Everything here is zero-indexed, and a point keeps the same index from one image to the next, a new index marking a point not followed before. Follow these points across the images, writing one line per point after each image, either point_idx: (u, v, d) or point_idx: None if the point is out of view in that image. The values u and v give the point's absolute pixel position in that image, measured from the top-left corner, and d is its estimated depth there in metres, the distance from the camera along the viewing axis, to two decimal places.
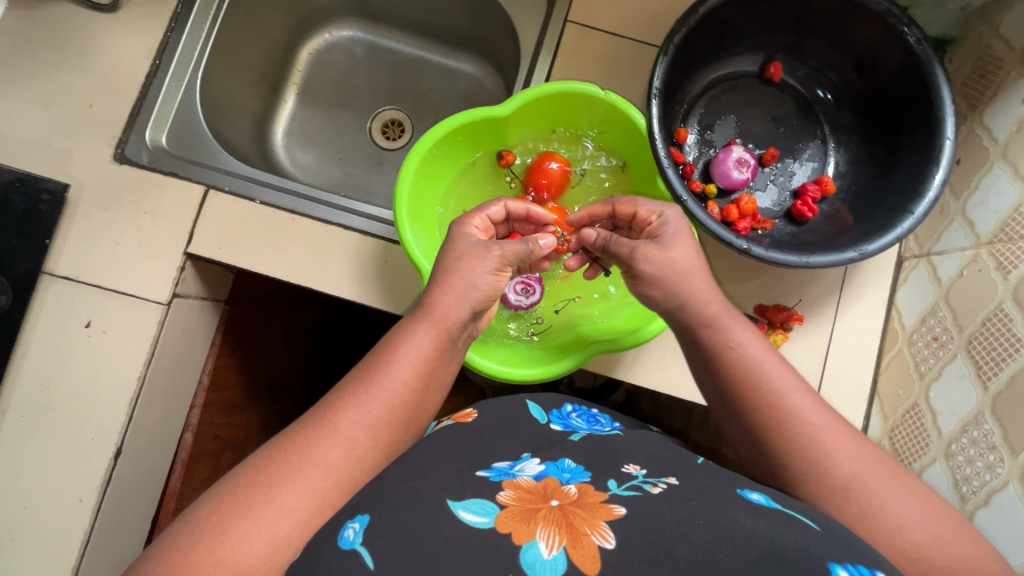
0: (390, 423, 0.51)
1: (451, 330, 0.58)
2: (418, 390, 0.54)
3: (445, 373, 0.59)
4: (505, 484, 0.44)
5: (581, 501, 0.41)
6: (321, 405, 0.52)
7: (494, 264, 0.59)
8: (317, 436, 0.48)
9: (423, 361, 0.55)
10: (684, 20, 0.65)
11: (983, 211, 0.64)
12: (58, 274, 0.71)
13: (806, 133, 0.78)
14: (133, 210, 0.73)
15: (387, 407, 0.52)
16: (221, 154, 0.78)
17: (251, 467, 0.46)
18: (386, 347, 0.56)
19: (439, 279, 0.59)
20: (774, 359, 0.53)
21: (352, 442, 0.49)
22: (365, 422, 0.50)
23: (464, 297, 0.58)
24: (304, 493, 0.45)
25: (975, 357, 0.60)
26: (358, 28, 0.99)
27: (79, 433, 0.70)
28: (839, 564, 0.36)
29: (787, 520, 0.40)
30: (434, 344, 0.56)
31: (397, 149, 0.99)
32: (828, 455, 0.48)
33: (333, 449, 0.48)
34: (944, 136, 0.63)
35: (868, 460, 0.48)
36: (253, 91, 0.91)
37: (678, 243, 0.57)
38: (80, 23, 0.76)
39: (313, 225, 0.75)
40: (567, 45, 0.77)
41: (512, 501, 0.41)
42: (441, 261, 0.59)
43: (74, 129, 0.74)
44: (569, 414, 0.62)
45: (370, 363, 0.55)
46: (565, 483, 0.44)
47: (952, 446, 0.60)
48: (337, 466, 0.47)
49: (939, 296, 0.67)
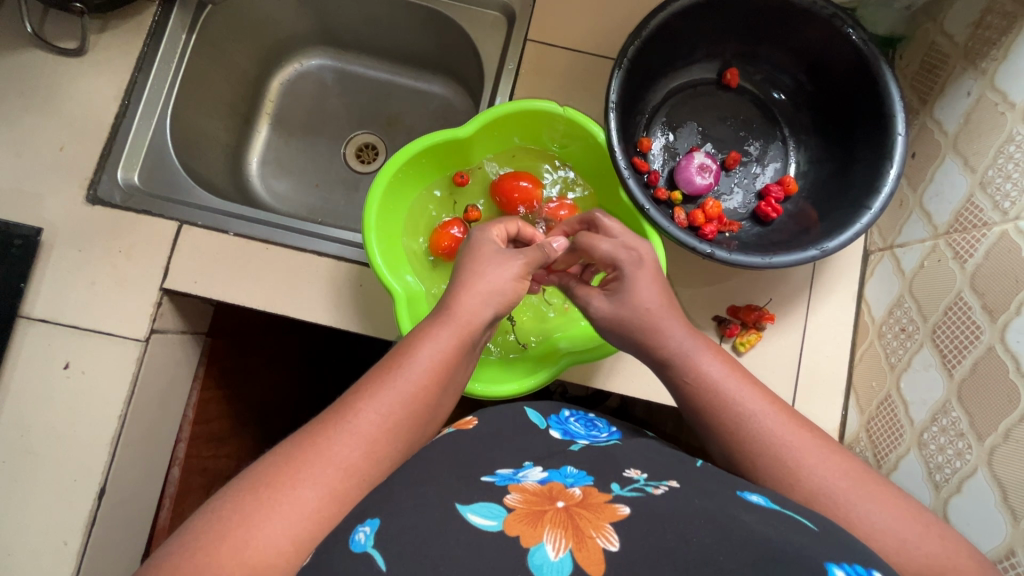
0: (410, 425, 0.50)
1: (473, 332, 0.56)
2: (435, 393, 0.52)
3: (460, 375, 0.57)
4: (511, 488, 0.44)
5: (586, 502, 0.42)
6: (339, 403, 0.49)
7: (518, 269, 0.60)
8: (338, 435, 0.46)
9: (446, 360, 0.54)
10: (636, 33, 0.66)
11: (939, 203, 0.65)
12: (34, 317, 0.71)
13: (767, 135, 0.79)
14: (107, 250, 0.74)
15: (407, 410, 0.50)
16: (195, 188, 0.79)
17: (275, 462, 0.44)
18: (408, 344, 0.54)
19: (463, 281, 0.59)
20: (739, 380, 0.53)
21: (372, 443, 0.47)
22: (385, 422, 0.48)
23: (490, 300, 0.58)
24: (324, 491, 0.43)
25: (939, 346, 0.61)
26: (327, 56, 1.01)
27: (64, 472, 0.70)
28: (833, 563, 0.36)
29: (778, 518, 0.40)
30: (456, 345, 0.55)
31: (373, 171, 1.00)
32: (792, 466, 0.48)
33: (353, 448, 0.46)
34: (895, 132, 0.65)
35: (827, 465, 0.48)
36: (224, 124, 0.92)
37: (635, 290, 0.59)
38: (47, 69, 0.77)
39: (288, 252, 0.76)
40: (528, 63, 0.79)
41: (520, 505, 0.41)
42: (464, 264, 0.60)
43: (45, 174, 0.74)
44: (567, 419, 0.63)
45: (390, 363, 0.52)
46: (570, 486, 0.44)
47: (924, 435, 0.61)
48: (356, 464, 0.45)
49: (903, 289, 0.68)
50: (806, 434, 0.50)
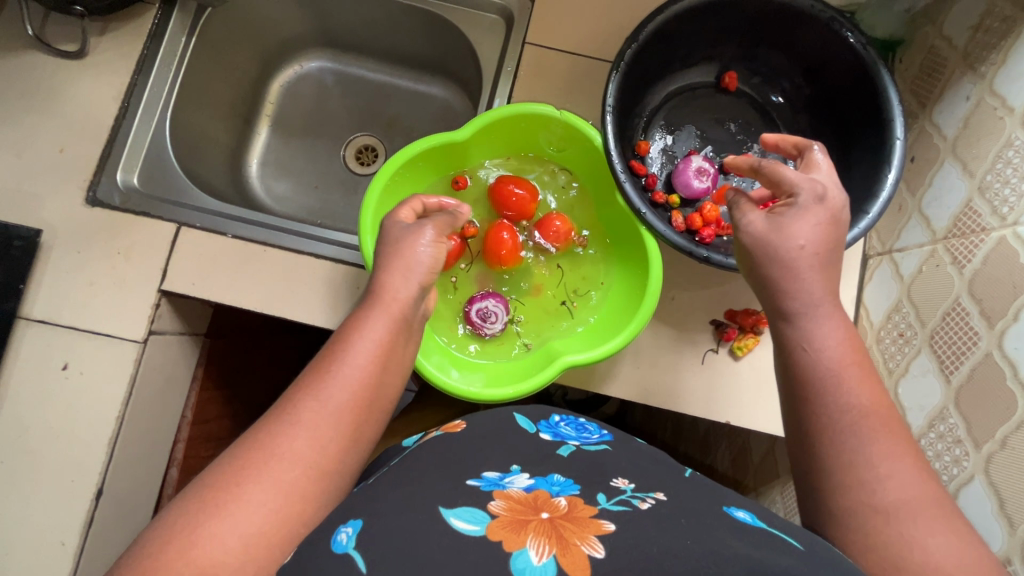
0: (354, 411, 0.50)
1: (404, 311, 0.57)
2: (376, 375, 0.53)
3: (403, 359, 0.58)
4: (495, 495, 0.44)
5: (571, 514, 0.41)
6: (282, 401, 0.50)
7: (431, 236, 0.60)
8: (277, 430, 0.47)
9: (382, 344, 0.54)
10: (633, 36, 0.66)
11: (938, 208, 0.65)
12: (34, 318, 0.72)
13: (765, 138, 0.79)
14: (106, 251, 0.74)
15: (350, 396, 0.50)
16: (194, 190, 0.79)
17: (220, 465, 0.45)
18: (343, 336, 0.54)
19: (382, 263, 0.59)
20: (854, 364, 0.49)
21: (315, 432, 0.47)
22: (327, 411, 0.49)
23: (410, 275, 0.58)
24: (272, 486, 0.44)
25: (937, 351, 0.61)
26: (327, 58, 1.01)
27: (62, 472, 0.70)
28: None
29: (765, 538, 0.41)
30: (390, 329, 0.55)
31: (372, 173, 1.01)
32: (871, 462, 0.45)
33: (298, 439, 0.46)
34: (893, 136, 0.65)
35: (908, 482, 0.44)
36: (224, 126, 0.93)
37: (802, 223, 0.53)
38: (48, 71, 0.77)
39: (286, 254, 0.76)
40: (526, 66, 0.79)
41: (503, 512, 0.41)
42: (382, 249, 0.60)
43: (45, 175, 0.75)
44: (557, 424, 0.61)
45: (325, 356, 0.53)
46: (555, 496, 0.44)
47: (921, 441, 0.60)
48: (302, 454, 0.46)
49: (902, 294, 0.68)
50: (900, 448, 0.46)
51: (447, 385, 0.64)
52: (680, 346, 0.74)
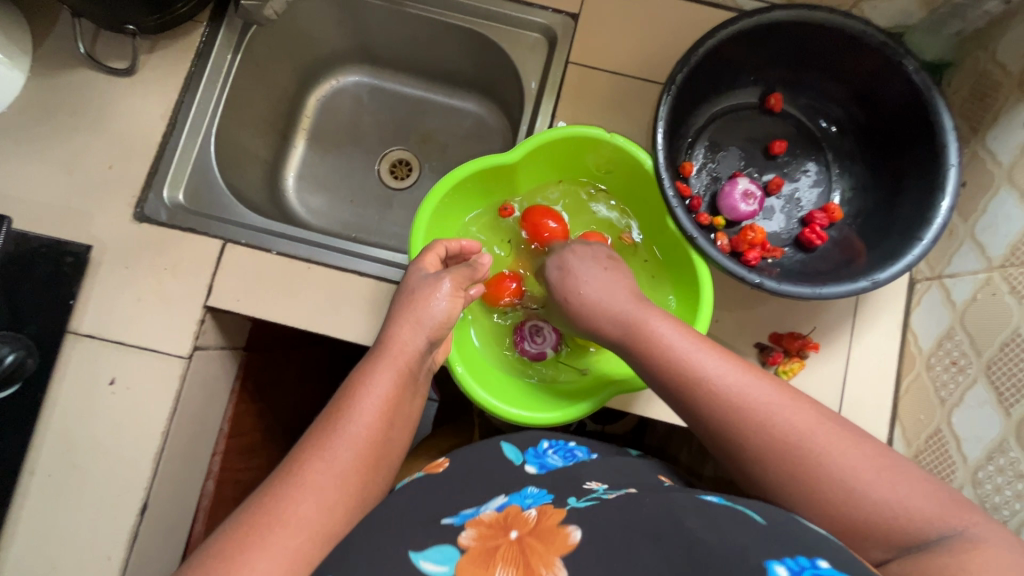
0: (360, 469, 0.48)
1: (411, 363, 0.58)
2: (383, 430, 0.52)
3: (406, 414, 0.57)
4: (467, 526, 0.43)
5: (538, 529, 0.41)
6: (284, 464, 0.47)
7: (449, 288, 0.61)
8: (285, 493, 0.44)
9: (389, 398, 0.54)
10: (685, 60, 0.66)
11: (993, 235, 0.64)
12: (82, 333, 0.72)
13: (810, 159, 0.78)
14: (152, 267, 0.75)
15: (355, 453, 0.49)
16: (238, 207, 0.80)
17: (219, 539, 0.41)
18: (347, 393, 0.54)
19: (394, 316, 0.60)
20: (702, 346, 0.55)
21: (321, 493, 0.45)
22: (333, 470, 0.47)
23: (420, 326, 0.59)
24: (276, 555, 0.41)
25: (995, 382, 0.60)
26: (364, 73, 1.01)
27: (107, 487, 0.70)
28: (775, 561, 0.35)
29: (729, 515, 0.40)
30: (397, 382, 0.55)
31: (406, 188, 1.01)
32: (766, 417, 0.48)
33: (302, 503, 0.44)
34: (948, 161, 0.64)
35: (800, 412, 0.48)
36: (262, 141, 0.93)
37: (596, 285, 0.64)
38: (97, 87, 0.78)
39: (329, 271, 0.76)
40: (570, 86, 0.79)
41: (473, 543, 0.41)
42: (398, 300, 0.61)
43: (93, 193, 0.75)
44: (545, 452, 0.61)
45: (331, 412, 0.52)
46: (525, 510, 0.45)
47: (979, 473, 0.59)
48: (308, 519, 0.43)
49: (954, 321, 0.67)
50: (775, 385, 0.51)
51: (500, 407, 0.65)
52: None
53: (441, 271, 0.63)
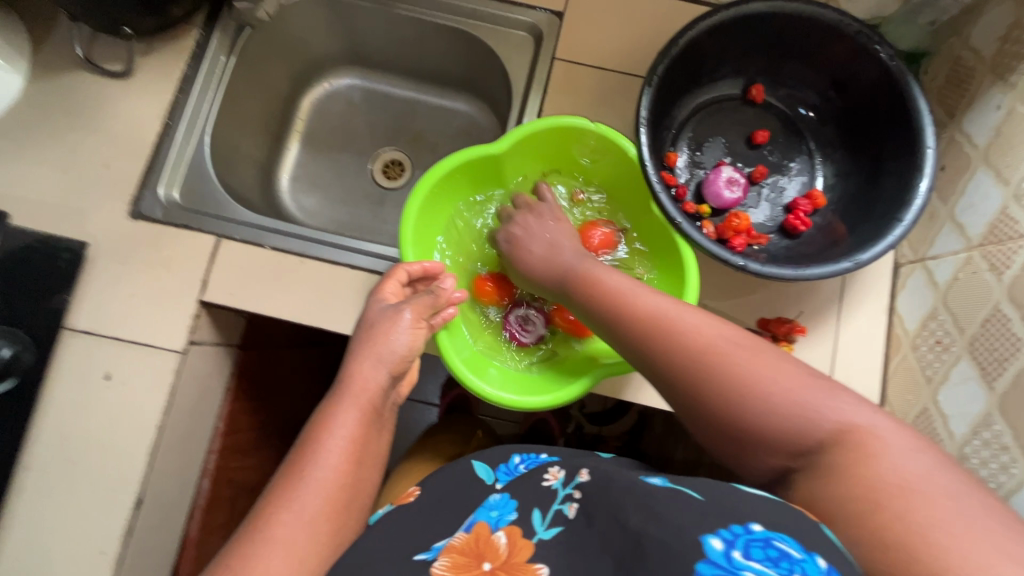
0: (329, 514, 0.51)
1: (373, 399, 0.59)
2: (350, 471, 0.54)
3: (376, 447, 0.59)
4: (440, 555, 0.46)
5: (509, 561, 0.44)
6: (253, 517, 0.50)
7: (410, 321, 0.62)
8: (253, 551, 0.47)
9: (353, 438, 0.55)
10: (666, 51, 0.67)
11: (972, 215, 0.65)
12: (77, 329, 0.73)
13: (793, 149, 0.80)
14: (147, 263, 0.76)
15: (323, 499, 0.51)
16: (231, 204, 0.81)
17: None
18: (310, 436, 0.55)
19: (355, 352, 0.61)
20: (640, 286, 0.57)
21: (292, 546, 0.48)
22: (301, 521, 0.49)
23: (380, 361, 0.60)
24: None
25: (978, 358, 0.61)
26: (356, 75, 1.03)
27: (102, 481, 0.71)
28: (711, 534, 0.38)
29: (666, 495, 0.42)
30: (359, 421, 0.56)
31: (398, 188, 1.02)
32: (693, 343, 0.49)
33: (273, 559, 0.46)
34: (926, 145, 0.65)
35: (728, 334, 0.49)
36: (256, 141, 0.95)
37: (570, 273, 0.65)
38: (93, 89, 0.79)
39: (322, 265, 0.77)
40: (556, 81, 0.81)
41: (447, 571, 0.44)
42: (357, 337, 0.62)
43: (89, 191, 0.77)
44: (516, 466, 0.61)
45: (296, 459, 0.53)
46: (495, 532, 0.48)
47: (966, 448, 0.60)
48: (278, 575, 0.46)
49: (937, 301, 0.68)
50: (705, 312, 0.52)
51: (490, 392, 0.65)
52: None
53: (403, 304, 0.64)
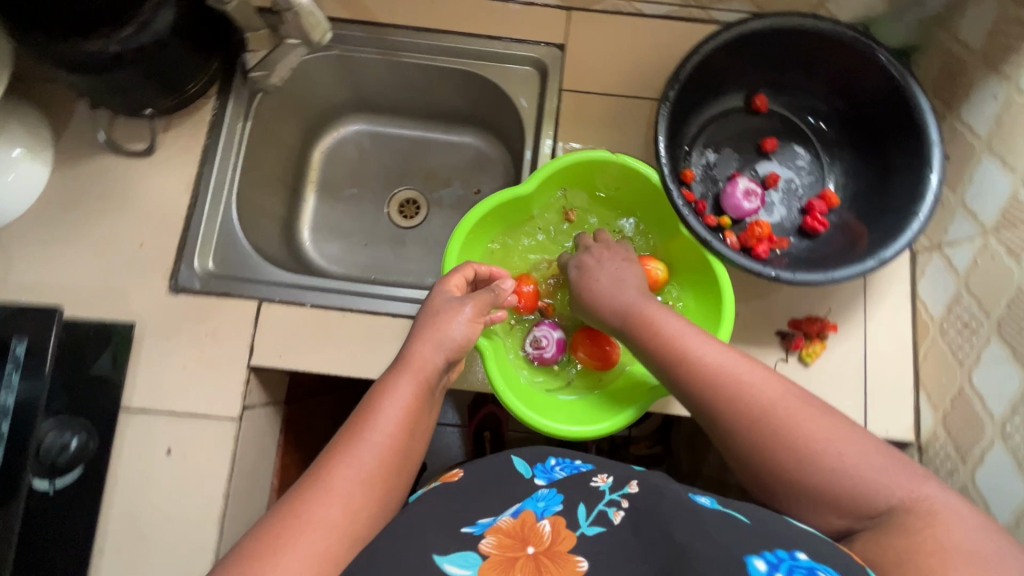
0: (384, 477, 0.51)
1: (430, 378, 0.60)
2: (405, 441, 0.54)
3: (426, 422, 0.59)
4: (488, 531, 0.47)
5: (553, 549, 0.44)
6: (313, 467, 0.50)
7: (470, 315, 0.64)
8: (312, 498, 0.47)
9: (410, 408, 0.56)
10: (674, 78, 0.70)
11: (982, 201, 0.69)
12: (134, 408, 0.75)
13: (801, 152, 0.83)
14: (193, 334, 0.77)
15: (379, 460, 0.51)
16: (265, 266, 0.83)
17: (254, 536, 0.44)
18: (370, 401, 0.56)
19: (417, 334, 0.63)
20: (696, 332, 0.59)
21: (349, 500, 0.48)
22: (360, 478, 0.49)
23: (441, 346, 0.62)
24: (306, 555, 0.44)
25: (1008, 338, 0.63)
26: (362, 121, 1.05)
27: (176, 556, 0.72)
28: (754, 555, 0.40)
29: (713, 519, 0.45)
30: (417, 394, 0.58)
31: (416, 226, 1.04)
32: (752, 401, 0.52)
33: (331, 506, 0.47)
34: (931, 141, 0.69)
35: (784, 394, 0.52)
36: (276, 199, 0.97)
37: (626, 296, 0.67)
38: (120, 171, 0.82)
39: (363, 316, 0.79)
40: (566, 112, 0.84)
41: (494, 551, 0.44)
42: (421, 318, 0.64)
43: (128, 272, 0.79)
44: (553, 468, 0.60)
45: (357, 420, 0.54)
46: (540, 519, 0.48)
47: (1007, 426, 0.62)
48: (335, 524, 0.46)
49: (959, 285, 0.71)
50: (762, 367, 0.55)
51: (551, 428, 0.67)
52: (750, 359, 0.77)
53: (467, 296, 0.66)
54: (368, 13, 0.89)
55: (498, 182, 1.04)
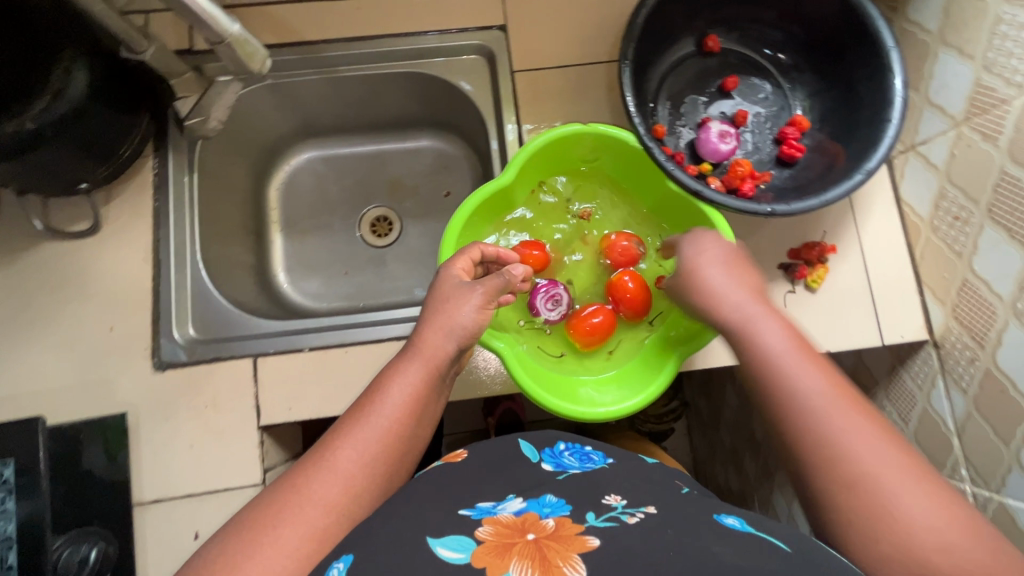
0: (386, 459, 0.53)
1: (440, 366, 0.61)
2: (410, 426, 0.56)
3: (435, 409, 0.61)
4: (484, 523, 0.43)
5: (557, 534, 0.41)
6: (319, 445, 0.53)
7: (479, 301, 0.63)
8: (317, 474, 0.50)
9: (415, 393, 0.58)
10: (629, 35, 0.69)
11: (948, 94, 0.70)
12: (147, 500, 0.70)
13: (762, 84, 0.83)
14: (192, 409, 0.72)
15: (381, 442, 0.53)
16: (252, 319, 0.79)
17: (256, 507, 0.47)
18: (378, 385, 0.59)
19: (426, 318, 0.63)
20: (804, 358, 0.52)
21: (350, 478, 0.50)
22: (362, 457, 0.52)
23: (452, 333, 0.62)
24: (304, 526, 0.46)
25: (1001, 222, 0.64)
26: (313, 147, 1.00)
27: None
28: None
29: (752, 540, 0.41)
30: (424, 379, 0.59)
31: (394, 242, 1.00)
32: (856, 454, 0.46)
33: (332, 482, 0.49)
34: (887, 45, 0.69)
35: (888, 457, 0.45)
36: (242, 247, 0.91)
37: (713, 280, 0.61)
38: (68, 255, 0.75)
39: (366, 347, 0.76)
40: (524, 93, 0.81)
41: (489, 537, 0.41)
42: (431, 300, 0.64)
43: (104, 361, 0.73)
44: (561, 452, 0.61)
45: (365, 402, 0.57)
46: (544, 517, 0.44)
47: (1018, 305, 0.62)
48: (335, 500, 0.48)
49: (942, 180, 0.73)
50: (867, 421, 0.48)
51: (588, 412, 0.66)
52: None
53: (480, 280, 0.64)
54: (294, 32, 0.83)
55: (466, 179, 1.00)
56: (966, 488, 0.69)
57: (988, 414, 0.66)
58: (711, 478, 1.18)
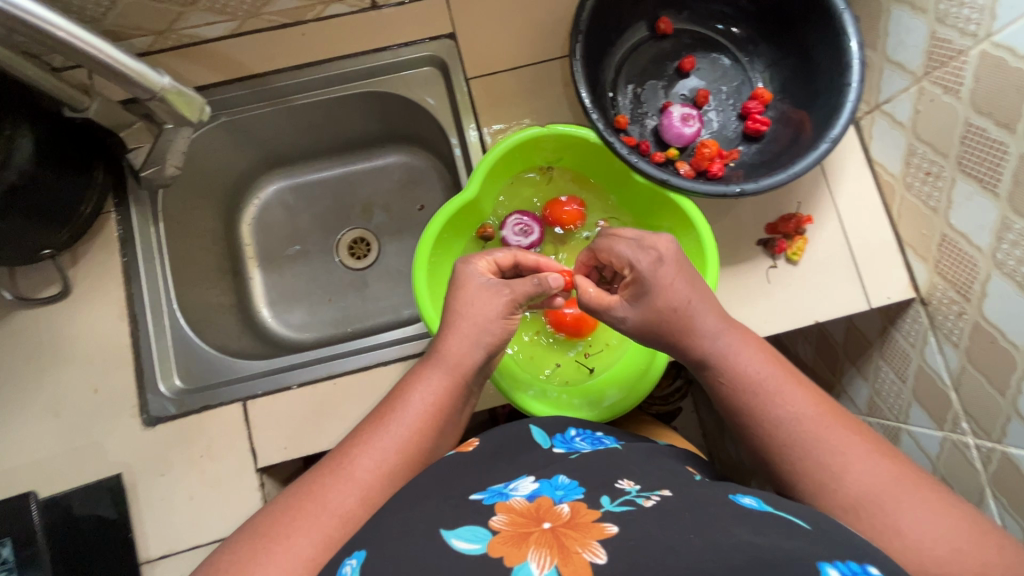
0: (403, 471, 0.54)
1: (465, 376, 0.60)
2: (430, 439, 0.57)
3: (457, 419, 0.61)
4: (498, 510, 0.43)
5: (572, 521, 0.40)
6: (336, 453, 0.54)
7: (505, 308, 0.61)
8: (333, 481, 0.51)
9: (437, 404, 0.58)
10: (576, 30, 0.68)
11: (905, 50, 0.70)
12: (154, 557, 0.69)
13: (720, 60, 0.81)
14: (188, 460, 0.72)
15: (401, 454, 0.54)
16: (237, 362, 0.78)
17: (270, 514, 0.48)
18: (402, 393, 0.59)
19: (451, 324, 0.61)
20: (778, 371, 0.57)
21: (365, 488, 0.51)
22: (380, 467, 0.53)
23: (477, 342, 0.60)
24: (318, 533, 0.47)
25: (971, 173, 0.63)
26: (279, 178, 0.99)
27: None
28: (827, 562, 0.35)
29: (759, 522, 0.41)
30: (448, 389, 0.59)
31: (372, 263, 0.99)
32: (836, 475, 0.49)
33: (348, 492, 0.50)
34: (838, 9, 0.68)
35: (870, 470, 0.48)
36: (221, 288, 0.90)
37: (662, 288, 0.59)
38: (42, 322, 0.74)
39: (354, 377, 0.75)
40: (481, 100, 0.80)
41: (504, 526, 0.40)
42: (451, 303, 0.61)
43: (93, 424, 0.72)
44: (572, 437, 0.60)
45: (386, 410, 0.58)
46: (558, 502, 0.43)
47: (998, 256, 0.62)
48: (351, 510, 0.49)
49: (909, 137, 0.72)
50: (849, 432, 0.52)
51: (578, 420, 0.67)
52: (742, 276, 0.77)
53: (506, 284, 0.62)
54: (242, 67, 0.82)
55: (437, 191, 0.99)
56: (968, 441, 0.69)
57: (981, 367, 0.66)
58: (721, 454, 1.18)
